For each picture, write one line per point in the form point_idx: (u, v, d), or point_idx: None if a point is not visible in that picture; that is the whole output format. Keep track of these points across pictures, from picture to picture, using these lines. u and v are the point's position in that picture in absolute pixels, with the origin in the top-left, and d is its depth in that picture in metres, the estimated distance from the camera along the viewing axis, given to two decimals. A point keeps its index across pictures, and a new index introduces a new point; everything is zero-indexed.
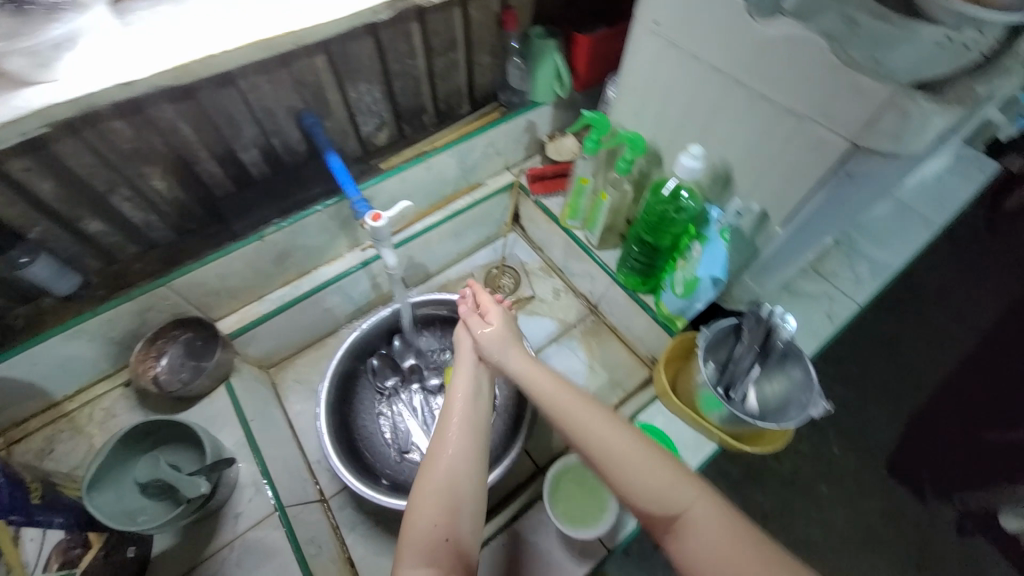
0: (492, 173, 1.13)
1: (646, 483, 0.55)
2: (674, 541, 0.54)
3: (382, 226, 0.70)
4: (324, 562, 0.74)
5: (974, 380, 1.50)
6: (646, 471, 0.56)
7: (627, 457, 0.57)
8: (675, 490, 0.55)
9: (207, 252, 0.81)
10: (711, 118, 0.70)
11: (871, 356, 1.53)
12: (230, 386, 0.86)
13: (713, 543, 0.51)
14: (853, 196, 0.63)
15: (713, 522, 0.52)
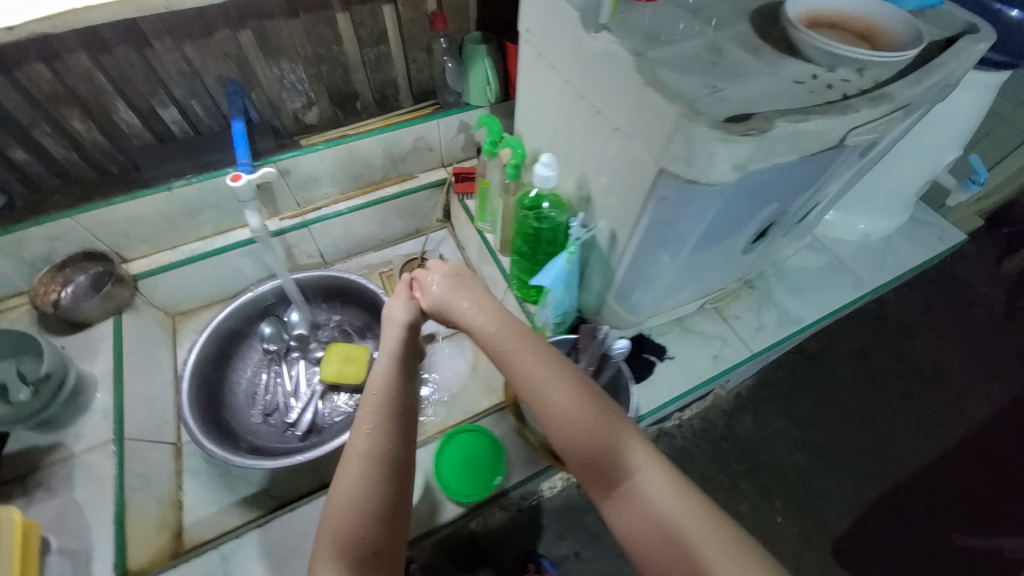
0: (427, 167, 1.16)
1: (588, 444, 0.53)
2: (613, 502, 0.53)
3: (241, 187, 0.73)
4: (147, 499, 0.78)
5: (946, 480, 1.43)
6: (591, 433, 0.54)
7: (571, 418, 0.54)
8: (620, 452, 0.53)
9: (119, 195, 0.89)
10: (569, 130, 0.70)
11: (810, 420, 1.50)
12: (118, 320, 0.92)
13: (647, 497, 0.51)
14: (681, 222, 0.62)
15: (658, 486, 0.51)
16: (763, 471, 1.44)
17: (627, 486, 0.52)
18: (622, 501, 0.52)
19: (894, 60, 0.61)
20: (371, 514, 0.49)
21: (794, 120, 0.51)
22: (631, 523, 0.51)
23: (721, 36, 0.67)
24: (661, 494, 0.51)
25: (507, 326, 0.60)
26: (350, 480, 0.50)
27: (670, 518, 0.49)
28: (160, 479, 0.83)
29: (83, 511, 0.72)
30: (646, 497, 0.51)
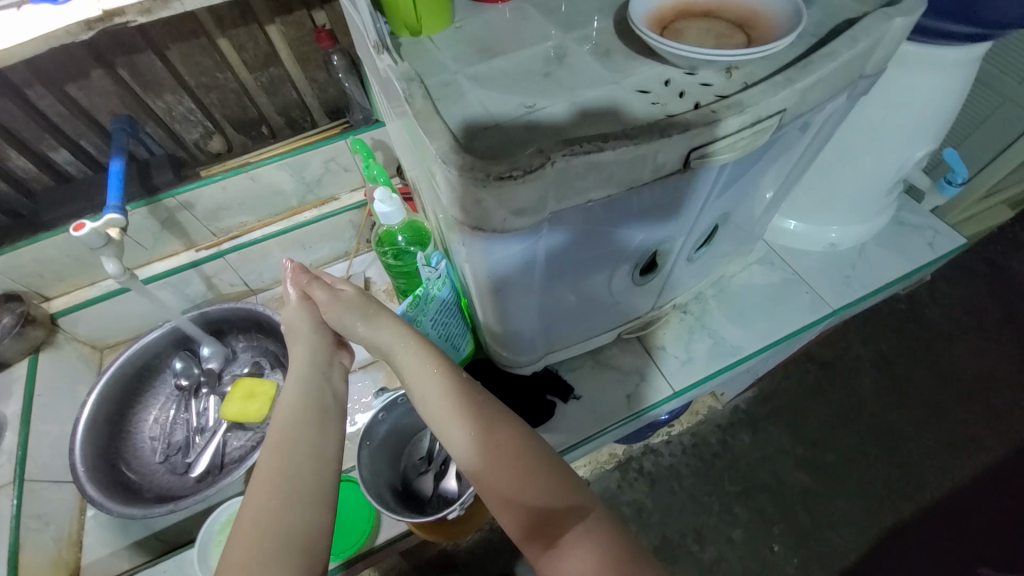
0: (347, 188, 1.11)
1: (531, 487, 0.53)
2: (556, 556, 0.51)
3: (85, 236, 0.73)
4: (41, 540, 0.80)
5: (950, 520, 1.39)
6: (531, 483, 0.54)
7: (510, 462, 0.54)
8: (559, 496, 0.54)
9: (23, 238, 0.91)
10: (410, 158, 0.63)
11: (800, 429, 1.49)
12: (33, 360, 0.94)
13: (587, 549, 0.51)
14: (510, 272, 0.54)
15: (602, 529, 0.53)
16: (751, 488, 1.44)
17: (572, 532, 0.52)
18: (566, 552, 0.51)
19: (766, 54, 0.49)
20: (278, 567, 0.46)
21: (588, 149, 0.41)
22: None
23: (568, 37, 0.57)
24: (604, 538, 0.52)
25: (436, 361, 0.60)
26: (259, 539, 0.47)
27: (616, 565, 0.50)
28: (60, 519, 0.84)
29: None
30: (589, 544, 0.51)
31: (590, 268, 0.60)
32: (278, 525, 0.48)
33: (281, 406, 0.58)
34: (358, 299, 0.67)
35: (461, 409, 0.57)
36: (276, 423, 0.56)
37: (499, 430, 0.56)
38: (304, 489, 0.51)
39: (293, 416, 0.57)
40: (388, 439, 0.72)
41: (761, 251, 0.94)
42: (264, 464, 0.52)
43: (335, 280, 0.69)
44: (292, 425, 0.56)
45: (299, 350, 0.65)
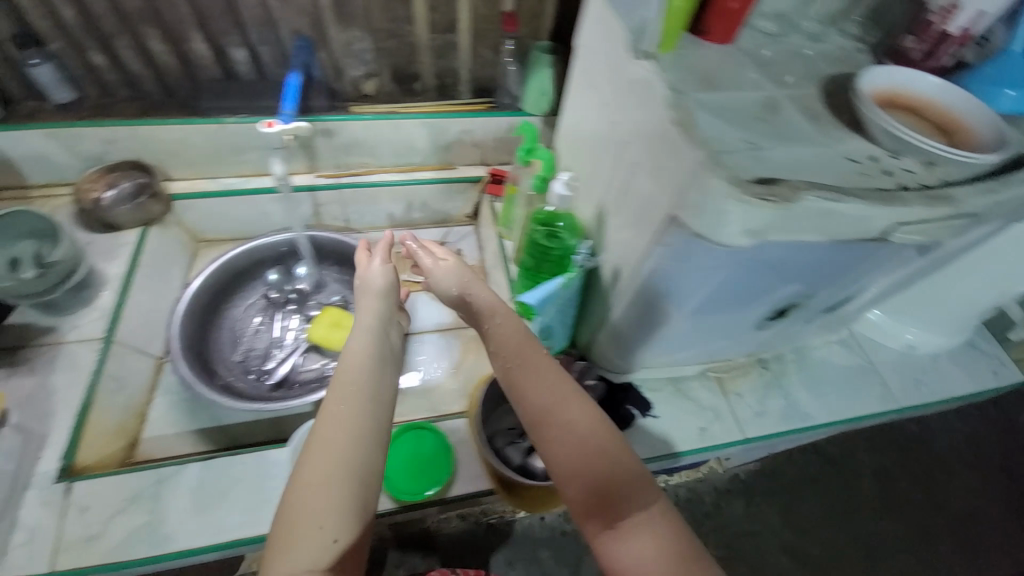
0: (467, 162, 1.16)
1: (602, 466, 0.52)
2: (619, 537, 0.50)
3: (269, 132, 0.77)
4: (115, 401, 0.81)
5: None
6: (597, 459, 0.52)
7: (582, 436, 0.54)
8: (628, 479, 0.52)
9: (176, 116, 0.95)
10: (598, 153, 0.68)
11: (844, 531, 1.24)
12: (143, 231, 0.96)
13: (652, 539, 0.49)
14: (685, 282, 0.58)
15: (670, 524, 0.51)
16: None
17: (639, 517, 0.51)
18: (629, 536, 0.50)
19: (970, 161, 0.54)
20: (347, 493, 0.48)
21: (827, 198, 0.46)
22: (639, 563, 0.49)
23: (781, 93, 0.62)
24: (672, 531, 0.50)
25: (517, 332, 0.61)
26: (317, 462, 0.48)
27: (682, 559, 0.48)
28: (132, 388, 0.85)
29: (54, 395, 0.76)
30: (656, 534, 0.50)
31: (732, 303, 0.64)
32: (349, 457, 0.49)
33: (352, 346, 0.60)
34: (457, 268, 0.72)
35: (536, 376, 0.58)
36: (347, 363, 0.57)
37: (571, 403, 0.56)
38: (370, 427, 0.52)
39: (362, 358, 0.58)
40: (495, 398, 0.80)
41: (842, 334, 0.99)
42: (339, 395, 0.54)
43: (434, 248, 0.74)
44: (364, 365, 0.57)
45: (368, 304, 0.67)
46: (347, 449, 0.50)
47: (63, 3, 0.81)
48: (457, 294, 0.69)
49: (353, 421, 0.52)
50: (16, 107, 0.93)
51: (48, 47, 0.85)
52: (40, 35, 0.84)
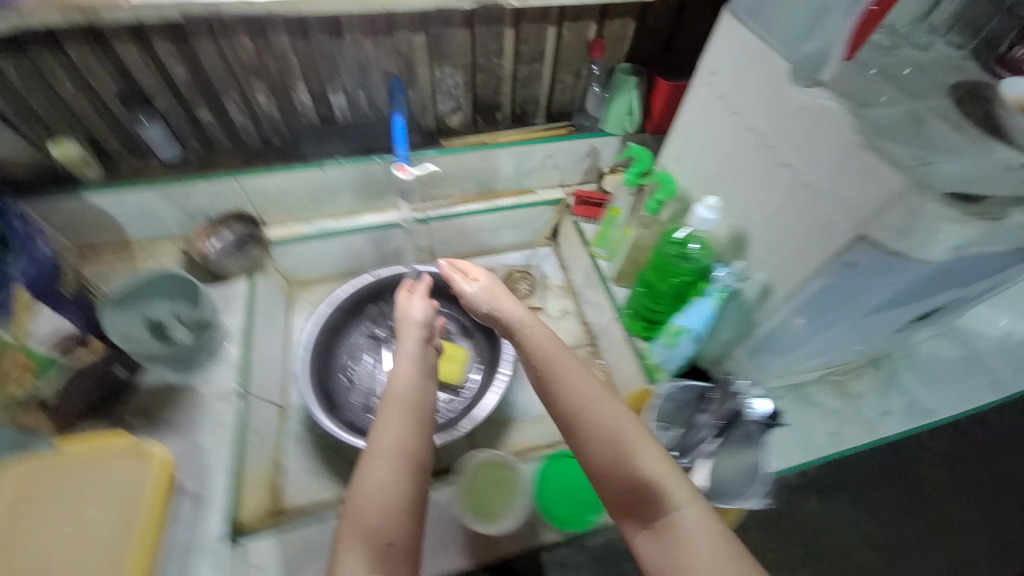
0: (546, 185, 1.17)
1: (626, 469, 0.54)
2: (652, 535, 0.52)
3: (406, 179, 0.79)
4: (255, 453, 0.81)
5: None
6: (630, 458, 0.55)
7: (614, 441, 0.56)
8: (658, 479, 0.54)
9: (278, 164, 0.97)
10: (740, 173, 0.68)
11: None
12: (252, 280, 0.97)
13: (696, 538, 0.50)
14: (862, 291, 0.61)
15: (702, 518, 0.52)
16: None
17: (672, 515, 0.52)
18: (664, 534, 0.52)
19: None
20: (399, 507, 0.52)
21: None
22: (673, 559, 0.50)
23: (919, 106, 0.64)
24: (707, 528, 0.51)
25: (551, 341, 0.65)
26: (374, 471, 0.53)
27: (711, 552, 0.49)
28: (266, 438, 0.86)
29: (204, 454, 0.76)
30: (689, 528, 0.51)
31: (889, 305, 0.66)
32: (400, 474, 0.54)
33: (397, 371, 0.65)
34: (494, 284, 0.75)
35: (564, 385, 0.61)
36: (395, 386, 0.62)
37: (599, 409, 0.58)
38: (420, 442, 0.57)
39: (410, 383, 0.63)
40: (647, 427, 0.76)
41: (941, 326, 1.01)
42: (387, 415, 0.58)
43: (474, 269, 0.79)
44: (410, 390, 0.62)
45: (411, 334, 0.70)
46: (393, 463, 0.54)
47: (174, 59, 0.79)
48: (487, 311, 0.73)
49: (400, 439, 0.56)
50: (117, 167, 0.92)
51: (156, 105, 0.85)
52: (148, 94, 0.83)
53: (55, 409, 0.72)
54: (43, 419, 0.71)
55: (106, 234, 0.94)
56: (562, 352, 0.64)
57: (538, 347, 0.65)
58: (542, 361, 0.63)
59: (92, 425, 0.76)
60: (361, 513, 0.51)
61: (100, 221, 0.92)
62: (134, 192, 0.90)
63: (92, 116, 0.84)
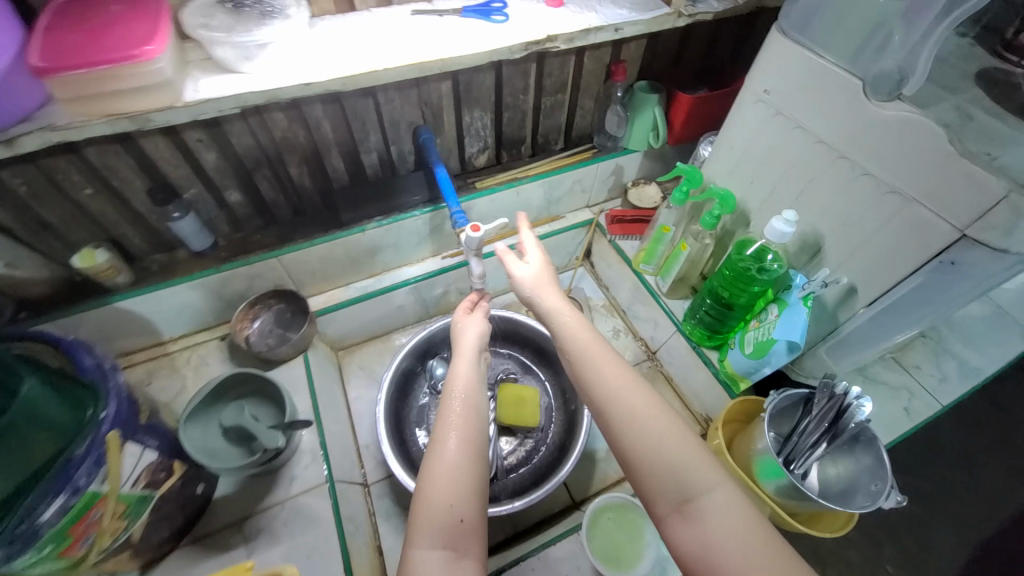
0: (574, 208, 1.18)
1: (664, 452, 0.51)
2: (683, 521, 0.48)
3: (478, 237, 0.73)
4: (358, 542, 0.77)
5: None
6: (672, 450, 0.51)
7: (654, 425, 0.53)
8: (691, 465, 0.50)
9: (316, 235, 0.91)
10: (809, 184, 0.71)
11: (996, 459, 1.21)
12: (306, 357, 0.92)
13: (734, 531, 0.46)
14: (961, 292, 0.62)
15: (735, 507, 0.48)
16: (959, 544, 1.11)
17: (702, 502, 0.48)
18: (699, 523, 0.47)
19: None
20: (465, 498, 0.51)
21: None
22: (703, 546, 0.46)
23: (969, 99, 0.68)
24: (743, 515, 0.47)
25: (588, 331, 0.62)
26: (438, 465, 0.52)
27: (748, 543, 0.45)
28: (362, 522, 0.82)
29: (313, 557, 0.71)
30: (721, 515, 0.47)
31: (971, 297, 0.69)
32: (460, 469, 0.53)
33: (455, 375, 0.63)
34: (544, 264, 0.71)
35: (599, 375, 0.57)
36: (458, 385, 0.61)
37: (637, 399, 0.54)
38: (476, 438, 0.56)
39: (470, 381, 0.62)
40: (751, 438, 0.77)
41: None
42: (451, 409, 0.58)
43: (531, 250, 0.73)
44: (469, 390, 0.61)
45: (469, 334, 0.69)
46: (457, 461, 0.53)
47: (205, 148, 0.75)
48: (531, 297, 0.68)
49: (465, 436, 0.55)
50: (143, 264, 0.85)
51: (184, 195, 0.79)
52: (176, 185, 0.78)
53: (141, 544, 0.64)
54: (134, 558, 0.65)
55: (140, 336, 0.87)
56: (598, 340, 0.61)
57: (578, 334, 0.61)
58: (580, 351, 0.60)
59: (182, 549, 0.70)
60: (430, 507, 0.50)
61: (133, 324, 0.85)
62: (169, 288, 0.83)
63: (114, 217, 0.77)
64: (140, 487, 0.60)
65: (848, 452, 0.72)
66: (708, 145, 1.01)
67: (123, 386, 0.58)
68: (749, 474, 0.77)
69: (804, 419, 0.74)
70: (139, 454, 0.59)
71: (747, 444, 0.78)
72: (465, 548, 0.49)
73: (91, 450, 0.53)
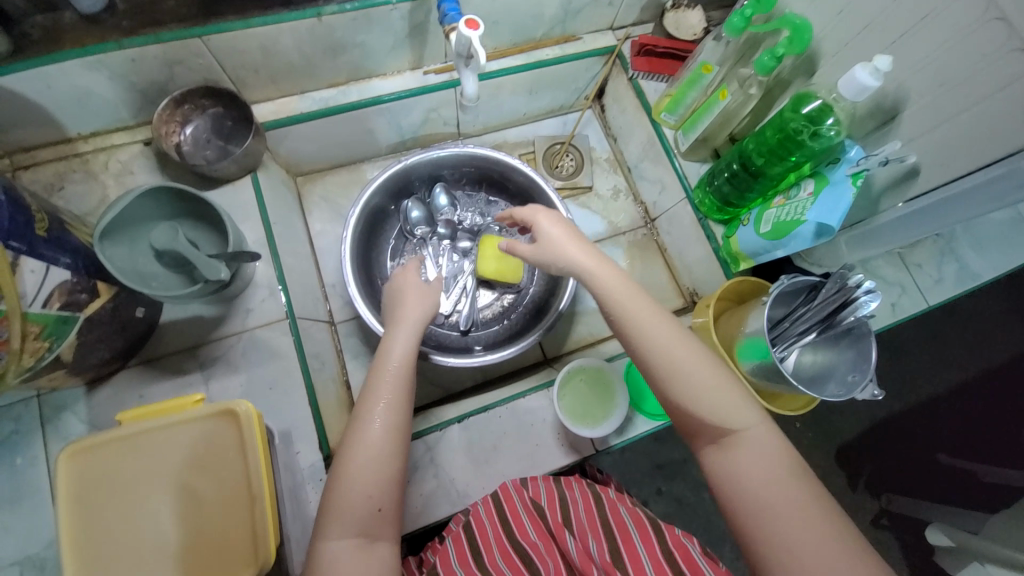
0: (594, 28, 0.93)
1: (708, 391, 0.51)
2: (719, 451, 0.51)
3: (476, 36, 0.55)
4: (324, 378, 0.75)
5: None
6: (714, 393, 0.52)
7: (703, 377, 0.52)
8: (734, 408, 0.51)
9: (254, 13, 0.68)
10: (920, 23, 0.54)
11: (937, 356, 1.26)
12: (256, 178, 0.77)
13: (758, 463, 0.49)
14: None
15: (766, 443, 0.50)
16: (869, 418, 1.24)
17: (738, 438, 0.51)
18: (735, 453, 0.50)
19: None
20: (383, 487, 0.51)
21: None
22: (730, 475, 0.50)
23: None
24: (771, 448, 0.50)
25: (624, 284, 0.56)
26: (355, 454, 0.51)
27: (777, 476, 0.48)
28: (328, 359, 0.79)
29: (275, 388, 0.67)
30: (756, 449, 0.50)
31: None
32: (382, 454, 0.52)
33: (392, 347, 0.60)
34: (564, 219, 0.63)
35: (639, 331, 0.54)
36: (394, 362, 0.58)
37: (678, 351, 0.53)
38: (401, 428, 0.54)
39: (405, 362, 0.59)
40: (742, 320, 0.73)
41: None
42: (377, 385, 0.56)
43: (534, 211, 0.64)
44: (404, 369, 0.58)
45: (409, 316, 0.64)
46: (380, 448, 0.52)
47: None
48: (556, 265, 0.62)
49: (392, 426, 0.53)
50: (16, 26, 0.63)
51: None
52: None
53: (77, 363, 0.58)
54: (73, 377, 0.59)
55: (34, 127, 0.69)
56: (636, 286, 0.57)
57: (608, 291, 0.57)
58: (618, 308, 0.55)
59: (130, 371, 0.66)
60: (347, 495, 0.50)
61: (20, 111, 0.66)
62: (56, 65, 0.62)
63: None
64: (54, 309, 0.51)
65: (832, 343, 0.69)
66: None
67: None
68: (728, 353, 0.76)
69: (803, 305, 0.70)
70: (42, 271, 0.49)
71: (735, 324, 0.75)
72: (381, 529, 0.51)
73: None
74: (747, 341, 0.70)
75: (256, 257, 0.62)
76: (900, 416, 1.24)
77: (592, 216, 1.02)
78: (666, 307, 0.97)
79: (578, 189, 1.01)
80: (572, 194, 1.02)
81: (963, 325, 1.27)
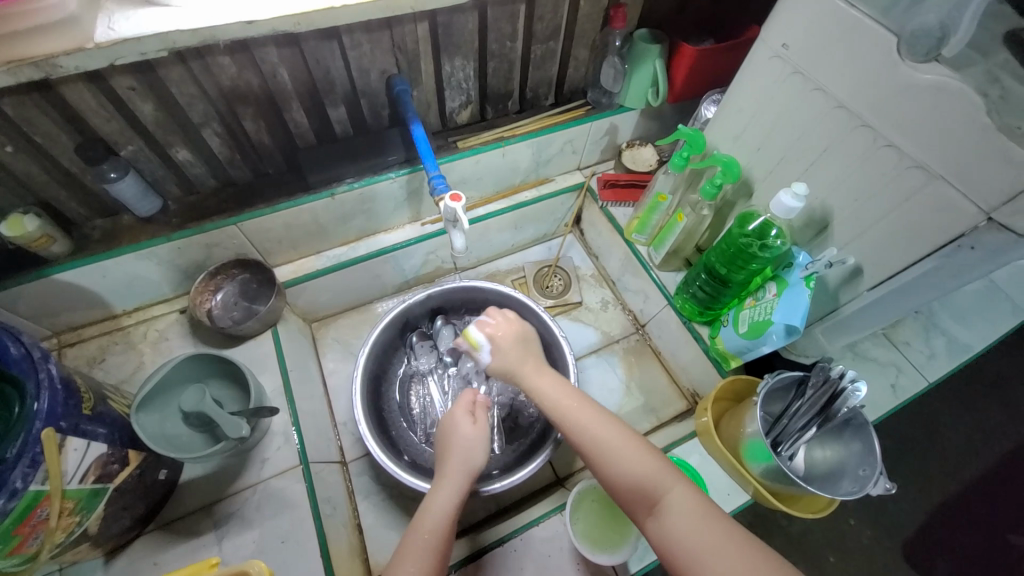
0: (564, 170, 1.09)
1: (632, 469, 0.56)
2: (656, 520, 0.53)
3: (460, 207, 0.68)
4: (336, 523, 0.75)
5: None
6: (620, 457, 0.57)
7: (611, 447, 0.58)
8: (650, 471, 0.56)
9: (280, 199, 0.82)
10: (827, 152, 0.65)
11: (963, 426, 1.21)
12: (275, 332, 0.86)
13: (687, 523, 0.51)
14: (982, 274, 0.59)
15: (688, 501, 0.53)
16: (922, 505, 1.14)
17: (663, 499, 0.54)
18: (667, 516, 0.53)
19: None
20: None
21: None
22: (674, 542, 0.51)
23: None
24: (693, 505, 0.53)
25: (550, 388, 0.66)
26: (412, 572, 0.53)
27: (722, 544, 0.49)
28: (340, 503, 0.79)
29: (287, 542, 0.67)
30: (682, 508, 0.52)
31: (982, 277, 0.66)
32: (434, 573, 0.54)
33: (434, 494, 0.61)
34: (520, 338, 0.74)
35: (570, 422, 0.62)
36: (433, 516, 0.58)
37: (594, 430, 0.60)
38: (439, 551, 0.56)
39: (445, 513, 0.59)
40: (742, 421, 0.74)
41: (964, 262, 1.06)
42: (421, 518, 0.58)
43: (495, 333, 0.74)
44: (446, 524, 0.58)
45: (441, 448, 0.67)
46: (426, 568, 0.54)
47: (140, 98, 0.64)
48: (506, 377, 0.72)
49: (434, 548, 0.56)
50: (83, 231, 0.76)
51: (122, 153, 0.70)
52: (111, 142, 0.68)
53: (100, 535, 0.60)
54: (92, 550, 0.61)
55: (88, 310, 0.80)
56: (571, 395, 0.65)
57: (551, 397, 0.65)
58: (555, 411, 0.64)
59: (147, 536, 0.67)
60: None
61: (77, 299, 0.77)
62: (114, 259, 0.75)
63: (41, 176, 0.68)
64: (89, 482, 0.55)
65: (836, 436, 0.70)
66: (712, 103, 0.93)
67: (56, 375, 0.52)
68: (736, 455, 0.76)
69: (797, 401, 0.72)
70: (84, 449, 0.54)
71: (736, 425, 0.75)
72: None
73: (26, 449, 0.47)
74: (750, 442, 0.70)
75: (274, 411, 0.68)
76: (953, 499, 1.14)
77: (585, 328, 1.09)
78: (669, 411, 0.99)
79: (569, 305, 1.10)
80: (563, 311, 1.11)
81: (982, 392, 1.24)
